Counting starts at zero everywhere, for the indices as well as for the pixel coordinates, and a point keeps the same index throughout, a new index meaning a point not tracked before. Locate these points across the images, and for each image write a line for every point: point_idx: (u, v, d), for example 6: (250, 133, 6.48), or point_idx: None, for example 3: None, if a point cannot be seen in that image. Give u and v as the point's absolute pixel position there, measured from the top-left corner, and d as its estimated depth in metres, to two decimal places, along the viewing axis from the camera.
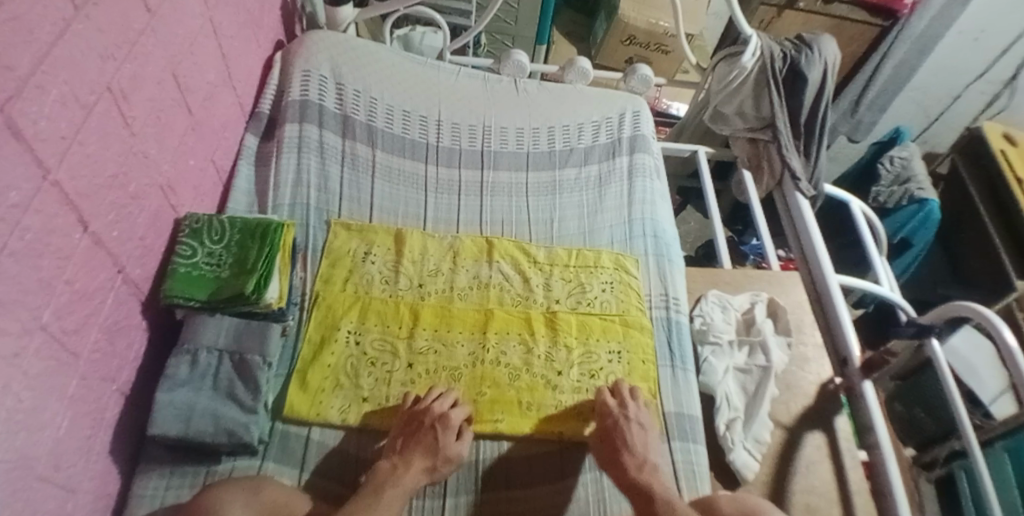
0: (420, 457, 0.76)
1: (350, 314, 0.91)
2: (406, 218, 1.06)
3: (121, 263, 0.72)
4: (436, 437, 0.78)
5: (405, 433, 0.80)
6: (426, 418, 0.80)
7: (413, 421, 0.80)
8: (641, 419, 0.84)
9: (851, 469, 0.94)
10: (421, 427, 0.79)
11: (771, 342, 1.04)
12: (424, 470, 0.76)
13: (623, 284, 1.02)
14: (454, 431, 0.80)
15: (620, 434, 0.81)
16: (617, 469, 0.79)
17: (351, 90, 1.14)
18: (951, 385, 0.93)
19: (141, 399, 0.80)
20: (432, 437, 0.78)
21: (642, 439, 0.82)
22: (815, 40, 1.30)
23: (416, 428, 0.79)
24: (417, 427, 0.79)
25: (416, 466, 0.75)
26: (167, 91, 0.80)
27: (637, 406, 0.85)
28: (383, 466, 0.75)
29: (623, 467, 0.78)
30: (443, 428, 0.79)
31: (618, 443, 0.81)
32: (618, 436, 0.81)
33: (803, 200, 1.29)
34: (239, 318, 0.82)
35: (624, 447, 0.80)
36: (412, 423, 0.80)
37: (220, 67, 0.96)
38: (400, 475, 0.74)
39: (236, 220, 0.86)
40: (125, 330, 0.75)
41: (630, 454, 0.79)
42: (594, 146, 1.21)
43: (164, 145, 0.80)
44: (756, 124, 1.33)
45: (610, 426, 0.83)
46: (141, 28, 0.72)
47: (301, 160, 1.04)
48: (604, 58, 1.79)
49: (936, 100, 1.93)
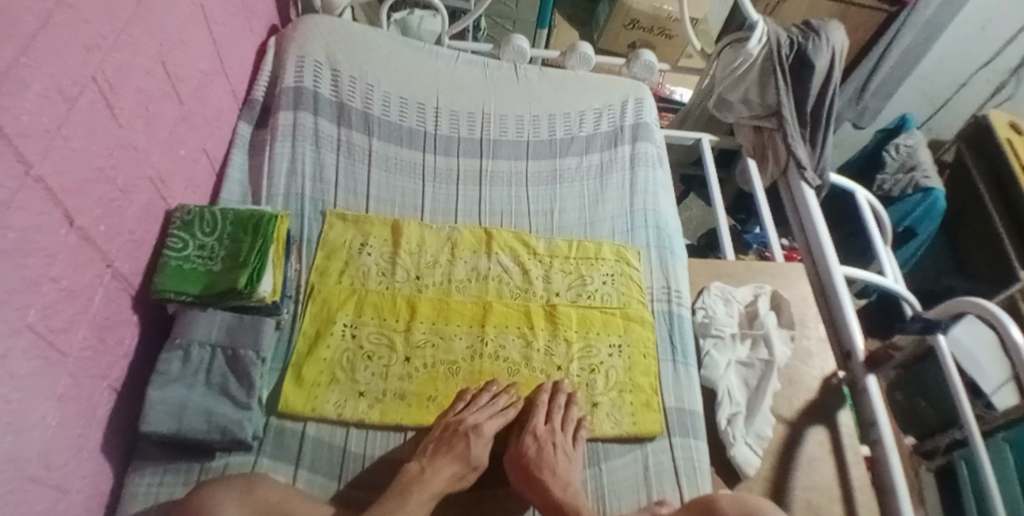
0: (449, 462, 0.76)
1: (346, 307, 0.89)
2: (403, 208, 1.04)
3: (110, 258, 0.71)
4: (468, 445, 0.79)
5: (438, 439, 0.80)
6: (459, 426, 0.80)
7: (450, 428, 0.80)
8: (555, 443, 0.81)
9: (853, 465, 0.93)
10: (453, 434, 0.79)
11: (774, 336, 1.02)
12: (453, 476, 0.76)
13: (625, 277, 1.00)
14: (483, 438, 0.81)
15: (536, 457, 0.80)
16: (538, 490, 0.76)
17: (347, 76, 1.11)
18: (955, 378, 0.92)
19: (134, 395, 0.78)
20: (464, 444, 0.78)
21: (557, 464, 0.79)
22: (822, 25, 1.27)
23: (450, 434, 0.80)
24: (450, 434, 0.80)
25: (447, 469, 0.76)
26: (157, 81, 0.77)
27: (556, 432, 0.81)
28: (411, 469, 0.75)
29: (544, 487, 0.76)
30: (476, 436, 0.80)
31: (533, 468, 0.79)
32: (530, 461, 0.80)
33: (808, 190, 1.27)
34: (232, 312, 0.81)
35: (543, 469, 0.78)
36: (450, 430, 0.80)
37: (212, 55, 0.93)
38: (429, 478, 0.74)
39: (228, 211, 0.84)
40: (116, 326, 0.73)
41: (550, 477, 0.77)
42: (596, 135, 1.18)
43: (154, 137, 0.78)
44: (761, 112, 1.30)
45: (527, 448, 0.81)
46: (127, 17, 0.69)
47: (296, 148, 1.02)
48: (607, 43, 1.75)
49: (942, 88, 1.89)
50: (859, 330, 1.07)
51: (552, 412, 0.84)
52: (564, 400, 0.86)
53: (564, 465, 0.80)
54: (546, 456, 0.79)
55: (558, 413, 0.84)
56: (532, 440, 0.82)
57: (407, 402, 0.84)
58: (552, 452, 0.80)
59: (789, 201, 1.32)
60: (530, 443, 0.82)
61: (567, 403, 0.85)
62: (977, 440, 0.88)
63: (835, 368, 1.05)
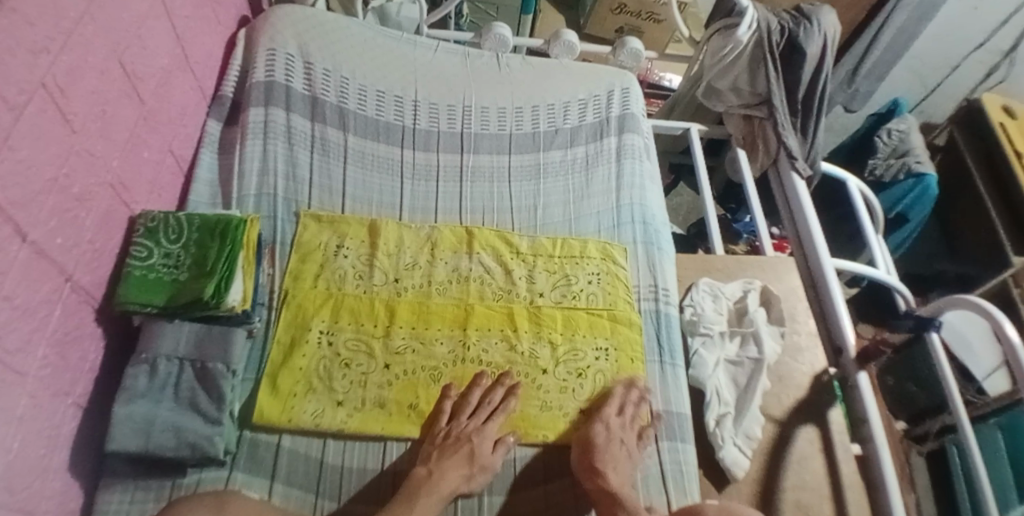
0: (456, 464, 0.74)
1: (321, 313, 0.86)
2: (381, 208, 1.00)
3: (68, 270, 0.67)
4: (472, 449, 0.76)
5: (441, 444, 0.77)
6: (462, 434, 0.78)
7: (453, 434, 0.78)
8: (622, 436, 0.80)
9: (843, 461, 0.92)
10: (457, 440, 0.77)
11: (763, 332, 1.00)
12: (461, 475, 0.74)
13: (611, 275, 0.97)
14: (488, 440, 0.79)
15: (601, 446, 0.78)
16: (596, 479, 0.75)
17: (320, 69, 1.06)
18: (946, 366, 0.90)
19: (101, 411, 0.75)
20: (468, 448, 0.76)
21: (619, 456, 0.78)
22: (814, 11, 1.23)
23: (456, 441, 0.77)
24: (453, 441, 0.77)
25: (455, 470, 0.73)
26: (114, 82, 0.73)
27: (624, 427, 0.81)
28: (418, 473, 0.73)
29: (606, 476, 0.75)
30: (478, 438, 0.78)
31: (597, 453, 0.77)
32: (597, 449, 0.78)
33: (799, 181, 1.23)
34: (200, 323, 0.77)
35: (605, 458, 0.77)
36: (456, 436, 0.78)
37: (175, 50, 0.88)
38: (437, 480, 0.72)
39: (193, 216, 0.80)
40: (76, 341, 0.69)
41: (612, 470, 0.76)
42: (580, 127, 1.14)
43: (113, 140, 0.73)
44: (751, 100, 1.27)
45: (597, 435, 0.79)
46: (77, 17, 0.64)
47: (267, 146, 0.98)
48: (593, 28, 1.70)
49: (934, 71, 1.85)
50: (851, 326, 1.05)
51: (625, 406, 0.84)
52: (636, 396, 0.86)
53: (625, 459, 0.79)
54: (613, 447, 0.78)
55: (624, 406, 0.84)
56: (602, 428, 0.80)
57: (388, 410, 0.81)
58: (617, 442, 0.79)
59: (780, 192, 1.29)
60: (600, 430, 0.80)
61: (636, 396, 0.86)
62: (964, 424, 0.86)
63: (825, 364, 1.04)
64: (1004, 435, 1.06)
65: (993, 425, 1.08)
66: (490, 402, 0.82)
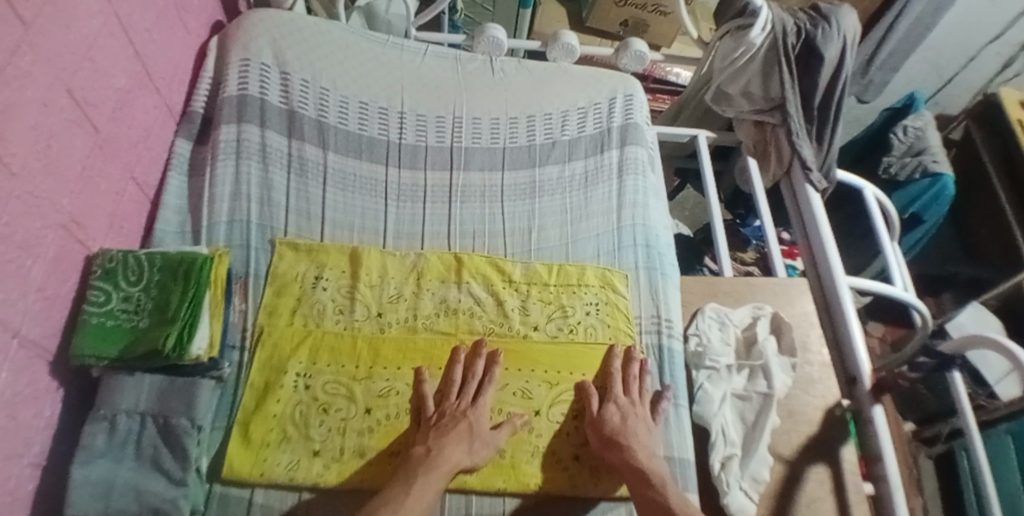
0: (456, 439, 0.73)
1: (299, 353, 0.80)
2: (363, 233, 0.93)
3: (14, 326, 0.60)
4: (470, 425, 0.76)
5: (437, 423, 0.76)
6: (457, 412, 0.77)
7: (447, 414, 0.77)
8: (636, 412, 0.80)
9: (855, 504, 0.87)
10: (452, 418, 0.76)
11: (774, 365, 0.93)
12: (463, 450, 0.73)
13: (611, 306, 0.91)
14: (483, 414, 0.78)
15: (618, 425, 0.78)
16: (619, 451, 0.75)
17: (298, 80, 0.99)
18: (963, 396, 0.84)
19: (61, 466, 0.70)
20: (466, 424, 0.75)
21: (639, 429, 0.78)
22: (833, 10, 1.13)
23: (452, 419, 0.76)
24: (448, 419, 0.76)
25: (455, 447, 0.73)
26: (61, 112, 0.66)
27: (635, 404, 0.81)
28: (417, 451, 0.73)
29: (626, 449, 0.75)
30: (474, 414, 0.77)
31: (614, 431, 0.77)
32: (613, 429, 0.77)
33: (814, 194, 1.15)
34: (162, 374, 0.72)
35: (629, 436, 0.76)
36: (451, 415, 0.77)
37: (134, 67, 0.81)
38: (437, 457, 0.71)
39: (155, 255, 0.74)
40: (30, 398, 0.63)
41: (635, 442, 0.76)
42: (579, 139, 1.07)
43: (62, 177, 0.67)
44: (764, 105, 1.18)
45: (610, 415, 0.79)
46: (11, 47, 0.57)
47: (240, 166, 0.91)
48: (596, 21, 1.60)
49: (951, 62, 1.73)
50: (865, 352, 0.99)
51: (628, 382, 0.83)
52: (638, 370, 0.85)
53: (645, 432, 0.79)
54: (629, 425, 0.78)
55: (636, 385, 0.83)
56: (614, 408, 0.80)
57: (368, 460, 0.75)
58: (632, 418, 0.79)
59: (793, 204, 1.21)
60: (612, 410, 0.79)
61: (635, 373, 0.84)
62: (971, 427, 0.80)
63: (839, 395, 0.97)
64: (1012, 440, 1.27)
65: (1004, 432, 1.28)
66: (474, 376, 0.81)
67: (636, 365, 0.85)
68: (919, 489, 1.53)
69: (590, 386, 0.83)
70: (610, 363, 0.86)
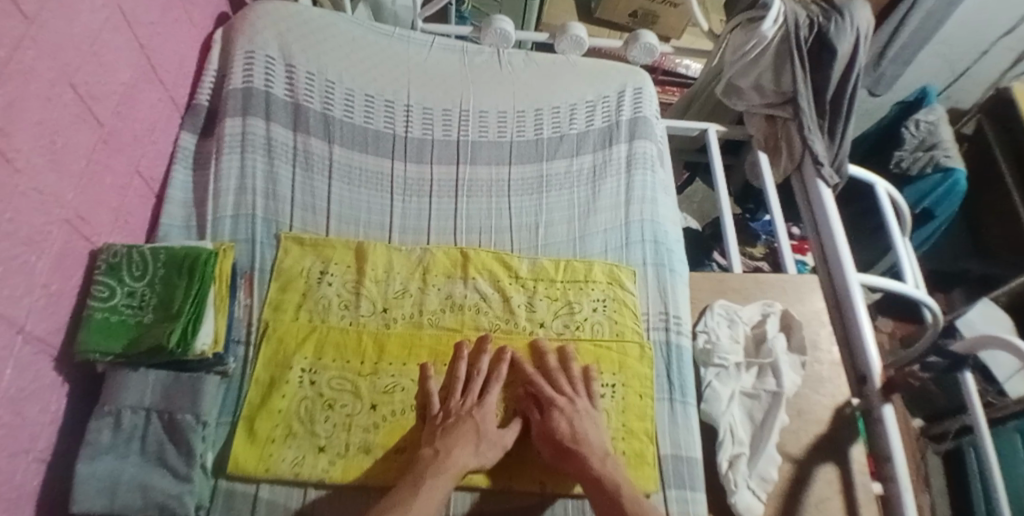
0: (464, 440, 0.73)
1: (304, 349, 0.80)
2: (369, 228, 0.93)
3: (19, 322, 0.60)
4: (476, 425, 0.75)
5: (443, 424, 0.76)
6: (462, 411, 0.77)
7: (453, 414, 0.76)
8: (580, 410, 0.78)
9: (864, 504, 0.86)
10: (458, 419, 0.76)
11: (783, 364, 0.92)
12: (470, 451, 0.73)
13: (618, 302, 0.90)
14: (489, 414, 0.78)
15: (569, 433, 0.76)
16: (576, 462, 0.74)
17: (303, 72, 0.98)
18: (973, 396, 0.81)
19: (67, 462, 0.70)
20: (472, 423, 0.75)
21: (590, 433, 0.77)
22: (847, 2, 1.11)
23: (458, 419, 0.76)
24: (454, 420, 0.76)
25: (462, 449, 0.72)
26: (64, 106, 0.65)
27: (575, 404, 0.79)
28: (426, 453, 0.72)
29: (582, 458, 0.74)
30: (480, 413, 0.77)
31: (564, 441, 0.75)
32: (563, 437, 0.75)
33: (825, 190, 1.13)
34: (167, 370, 0.71)
35: (578, 443, 0.75)
36: (456, 414, 0.76)
37: (138, 60, 0.80)
38: (445, 460, 0.71)
39: (159, 249, 0.74)
40: (36, 394, 0.63)
41: (588, 450, 0.75)
42: (588, 132, 1.05)
43: (66, 172, 0.66)
44: (775, 99, 1.16)
45: (556, 423, 0.76)
46: (12, 41, 0.56)
47: (244, 161, 0.90)
48: (604, 12, 1.58)
49: (965, 55, 1.70)
50: (876, 351, 0.98)
51: (563, 383, 0.80)
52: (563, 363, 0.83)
53: (597, 435, 0.77)
54: (578, 431, 0.76)
55: (563, 377, 0.81)
56: (561, 416, 0.77)
57: (375, 456, 0.75)
58: (582, 422, 0.77)
59: (804, 199, 1.19)
60: (557, 418, 0.77)
61: (581, 377, 0.82)
62: (981, 426, 0.78)
63: (849, 394, 0.96)
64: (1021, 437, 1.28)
65: (1012, 428, 1.29)
66: (480, 372, 0.81)
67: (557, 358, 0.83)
68: (925, 485, 1.52)
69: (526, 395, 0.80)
70: (522, 367, 0.82)
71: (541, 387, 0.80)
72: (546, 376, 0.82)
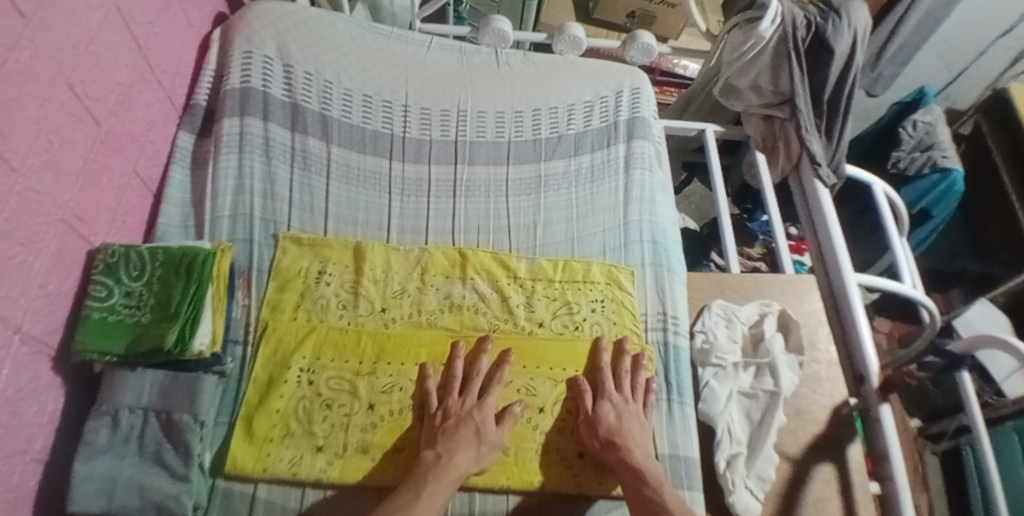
0: (465, 444, 0.73)
1: (302, 349, 0.79)
2: (367, 228, 0.93)
3: (15, 323, 0.60)
4: (477, 427, 0.75)
5: (442, 426, 0.75)
6: (462, 412, 0.76)
7: (453, 415, 0.76)
8: (630, 409, 0.80)
9: (862, 505, 0.86)
10: (458, 421, 0.75)
11: (781, 364, 0.92)
12: (471, 456, 0.73)
13: (617, 303, 0.90)
14: (490, 413, 0.77)
15: (614, 425, 0.77)
16: (615, 452, 0.75)
17: (301, 73, 0.98)
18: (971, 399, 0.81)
19: (64, 463, 0.69)
20: (473, 426, 0.75)
21: (633, 428, 0.78)
22: (844, 3, 1.11)
23: (458, 421, 0.75)
24: (454, 422, 0.75)
25: (463, 454, 0.72)
26: (60, 106, 0.65)
27: (628, 401, 0.81)
28: (427, 457, 0.72)
29: (623, 451, 0.75)
30: (480, 415, 0.76)
31: (611, 433, 0.76)
32: (609, 429, 0.77)
33: (823, 189, 1.14)
34: (165, 370, 0.71)
35: (624, 436, 0.76)
36: (456, 415, 0.76)
37: (136, 59, 0.80)
38: (446, 464, 0.71)
39: (157, 250, 0.74)
40: (32, 395, 0.63)
41: (632, 442, 0.76)
42: (586, 132, 1.05)
43: (62, 172, 0.66)
44: (773, 100, 1.16)
45: (604, 414, 0.78)
46: (9, 41, 0.56)
47: (242, 160, 0.90)
48: (602, 13, 1.58)
49: (964, 55, 1.70)
50: (873, 351, 0.98)
51: (621, 378, 0.83)
52: (629, 363, 0.85)
53: (639, 429, 0.79)
54: (625, 425, 0.78)
55: (626, 378, 0.83)
56: (609, 406, 0.79)
57: (372, 457, 0.75)
58: (627, 416, 0.79)
59: (801, 200, 1.20)
60: (607, 409, 0.79)
61: (642, 381, 0.84)
62: (980, 428, 0.78)
63: (846, 394, 0.96)
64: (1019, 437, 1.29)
65: (1010, 428, 1.30)
66: (477, 374, 0.80)
67: (628, 358, 0.85)
68: (923, 485, 1.53)
69: (584, 382, 0.82)
70: (598, 357, 0.85)
71: (603, 380, 0.82)
72: (614, 373, 0.84)
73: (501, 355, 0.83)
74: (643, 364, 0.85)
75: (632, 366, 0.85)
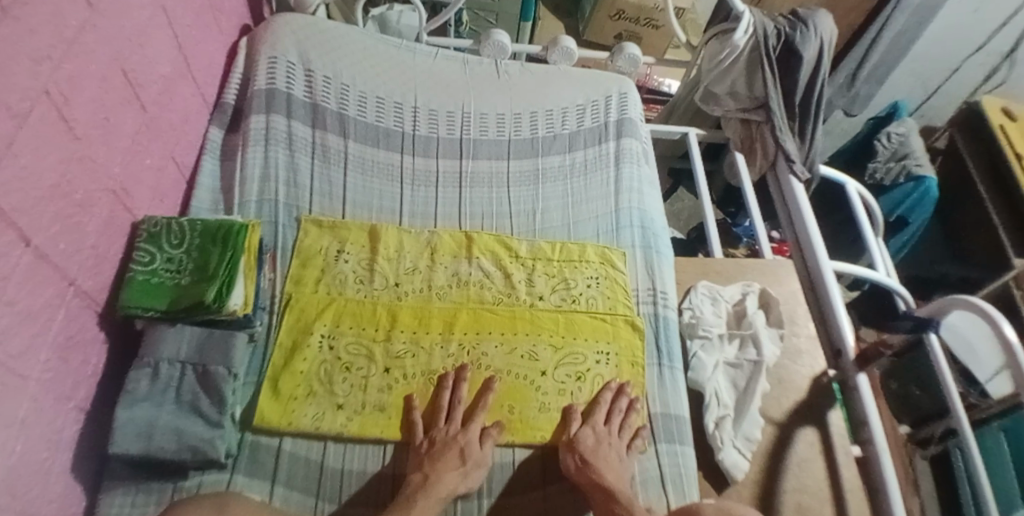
0: (451, 465, 0.75)
1: (323, 317, 0.86)
2: (381, 213, 1.01)
3: (70, 275, 0.67)
4: (461, 449, 0.78)
5: (428, 451, 0.78)
6: (447, 438, 0.79)
7: (438, 442, 0.78)
8: (611, 441, 0.82)
9: (844, 467, 0.92)
10: (444, 445, 0.78)
11: (762, 335, 1.00)
12: (458, 475, 0.75)
13: (610, 280, 0.98)
14: (473, 437, 0.80)
15: (591, 448, 0.80)
16: (590, 473, 0.77)
17: (321, 77, 1.08)
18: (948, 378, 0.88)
19: (104, 414, 0.75)
20: (457, 449, 0.77)
21: (609, 456, 0.80)
22: (810, 15, 1.22)
23: (443, 445, 0.78)
24: (440, 446, 0.78)
25: (450, 473, 0.75)
26: (115, 88, 0.73)
27: (613, 434, 0.83)
28: (415, 478, 0.74)
29: (596, 471, 0.77)
30: (465, 438, 0.79)
31: (586, 453, 0.79)
32: (586, 450, 0.79)
33: (797, 184, 1.24)
34: (201, 327, 0.78)
35: (599, 457, 0.79)
36: (442, 441, 0.78)
37: (176, 57, 0.89)
38: (434, 482, 0.73)
39: (195, 222, 0.82)
40: (80, 344, 0.70)
41: (605, 465, 0.78)
42: (578, 131, 1.15)
43: (113, 147, 0.74)
44: (749, 104, 1.27)
45: (585, 438, 0.81)
46: (79, 25, 0.65)
47: (268, 152, 0.99)
48: (592, 35, 1.72)
49: (936, 74, 1.85)
50: (848, 326, 1.06)
51: (612, 414, 0.85)
52: (626, 404, 0.87)
53: (616, 460, 0.81)
54: (601, 451, 0.80)
55: (617, 417, 0.85)
56: (590, 432, 0.82)
57: (388, 414, 0.81)
58: (605, 445, 0.81)
59: (778, 196, 1.30)
60: (587, 433, 0.82)
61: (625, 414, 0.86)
62: (965, 427, 0.83)
63: (825, 365, 1.04)
64: None
65: None
66: (459, 401, 0.83)
67: (625, 399, 0.87)
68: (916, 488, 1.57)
69: (577, 409, 0.85)
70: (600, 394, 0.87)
71: (597, 409, 0.85)
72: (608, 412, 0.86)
73: (485, 380, 0.86)
74: (637, 407, 0.87)
75: (629, 405, 0.87)
